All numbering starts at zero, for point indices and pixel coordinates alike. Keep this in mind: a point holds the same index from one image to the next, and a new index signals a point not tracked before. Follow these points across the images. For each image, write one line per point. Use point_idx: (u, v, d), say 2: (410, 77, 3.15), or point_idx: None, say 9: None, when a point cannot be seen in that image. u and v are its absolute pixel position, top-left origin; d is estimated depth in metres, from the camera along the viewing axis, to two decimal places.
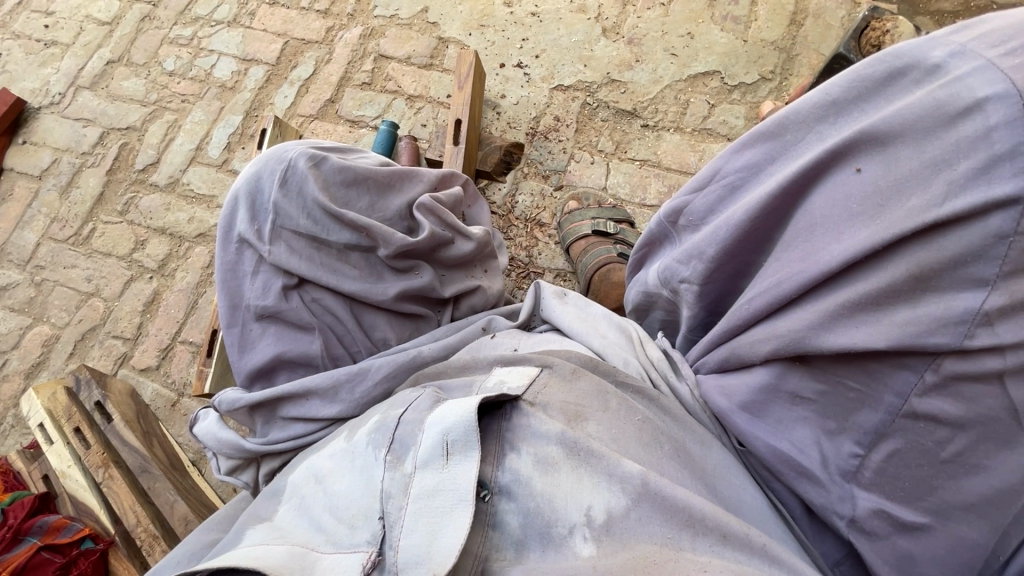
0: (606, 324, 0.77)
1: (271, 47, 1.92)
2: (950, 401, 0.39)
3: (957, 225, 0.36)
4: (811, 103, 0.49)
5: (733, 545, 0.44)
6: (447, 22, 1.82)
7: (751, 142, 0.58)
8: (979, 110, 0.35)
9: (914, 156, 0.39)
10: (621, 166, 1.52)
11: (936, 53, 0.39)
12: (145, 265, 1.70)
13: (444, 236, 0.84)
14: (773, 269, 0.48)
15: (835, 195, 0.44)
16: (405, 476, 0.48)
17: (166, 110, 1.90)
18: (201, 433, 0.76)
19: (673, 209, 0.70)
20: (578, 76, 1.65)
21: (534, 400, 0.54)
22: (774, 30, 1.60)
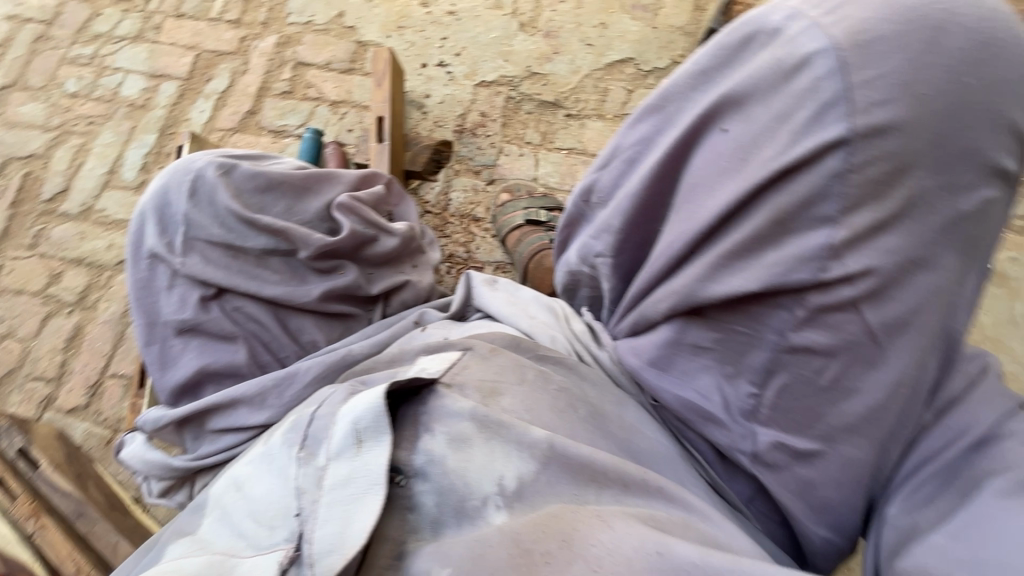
0: (535, 306, 0.79)
1: (181, 60, 1.84)
2: (821, 332, 0.46)
3: (803, 169, 0.43)
4: (683, 74, 0.55)
5: (634, 491, 0.51)
6: (365, 25, 1.81)
7: (642, 115, 0.61)
8: (808, 64, 0.43)
9: (766, 111, 0.45)
10: (550, 156, 1.56)
11: (774, 17, 0.46)
12: (62, 299, 1.60)
13: (366, 232, 0.88)
14: (669, 227, 0.54)
15: (709, 154, 0.50)
16: (318, 469, 0.51)
17: (71, 134, 1.80)
18: (127, 457, 0.80)
19: (584, 188, 0.73)
20: (500, 71, 1.67)
21: (451, 382, 0.57)
22: (680, 17, 1.69)
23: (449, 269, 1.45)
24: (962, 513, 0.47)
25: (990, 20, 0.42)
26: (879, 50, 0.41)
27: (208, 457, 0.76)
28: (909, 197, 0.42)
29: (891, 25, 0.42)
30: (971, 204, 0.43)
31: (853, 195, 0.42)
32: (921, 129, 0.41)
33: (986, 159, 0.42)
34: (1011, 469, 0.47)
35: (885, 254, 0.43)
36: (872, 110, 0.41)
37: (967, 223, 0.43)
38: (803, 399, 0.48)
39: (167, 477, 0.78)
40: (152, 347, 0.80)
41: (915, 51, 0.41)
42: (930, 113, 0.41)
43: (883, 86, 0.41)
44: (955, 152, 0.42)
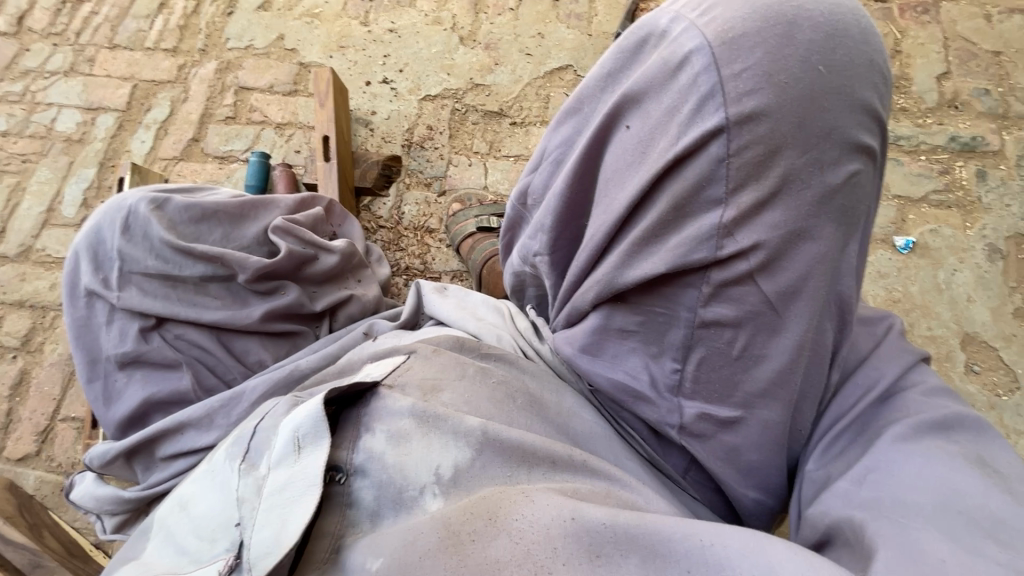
0: (484, 307, 0.89)
1: (118, 92, 1.81)
2: (726, 306, 0.53)
3: (692, 157, 0.49)
4: (592, 78, 0.61)
5: (561, 468, 0.60)
6: (306, 47, 1.81)
7: (563, 118, 0.66)
8: (688, 62, 0.49)
9: (658, 107, 0.52)
10: (498, 164, 1.60)
11: (663, 20, 0.52)
12: (5, 345, 1.54)
13: (303, 253, 1.02)
14: (591, 220, 0.60)
15: (618, 151, 0.56)
16: (260, 477, 0.58)
17: (4, 174, 1.73)
18: (79, 496, 0.88)
19: (522, 191, 0.77)
20: (443, 84, 1.70)
21: (393, 383, 0.68)
22: (613, 24, 1.75)
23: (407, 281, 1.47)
24: (866, 459, 0.54)
25: (839, 14, 0.49)
26: (744, 44, 0.47)
27: (160, 483, 0.85)
28: (784, 174, 0.48)
29: (755, 21, 0.48)
30: (839, 177, 0.49)
31: (735, 177, 0.48)
32: (788, 112, 0.47)
33: (848, 135, 0.48)
34: (909, 416, 0.55)
35: (770, 228, 0.49)
36: (742, 99, 0.47)
37: (840, 194, 0.49)
38: (719, 369, 0.56)
39: (120, 510, 0.85)
40: (94, 384, 0.91)
41: (774, 44, 0.47)
42: (794, 96, 0.47)
43: (751, 77, 0.47)
44: (821, 130, 0.47)
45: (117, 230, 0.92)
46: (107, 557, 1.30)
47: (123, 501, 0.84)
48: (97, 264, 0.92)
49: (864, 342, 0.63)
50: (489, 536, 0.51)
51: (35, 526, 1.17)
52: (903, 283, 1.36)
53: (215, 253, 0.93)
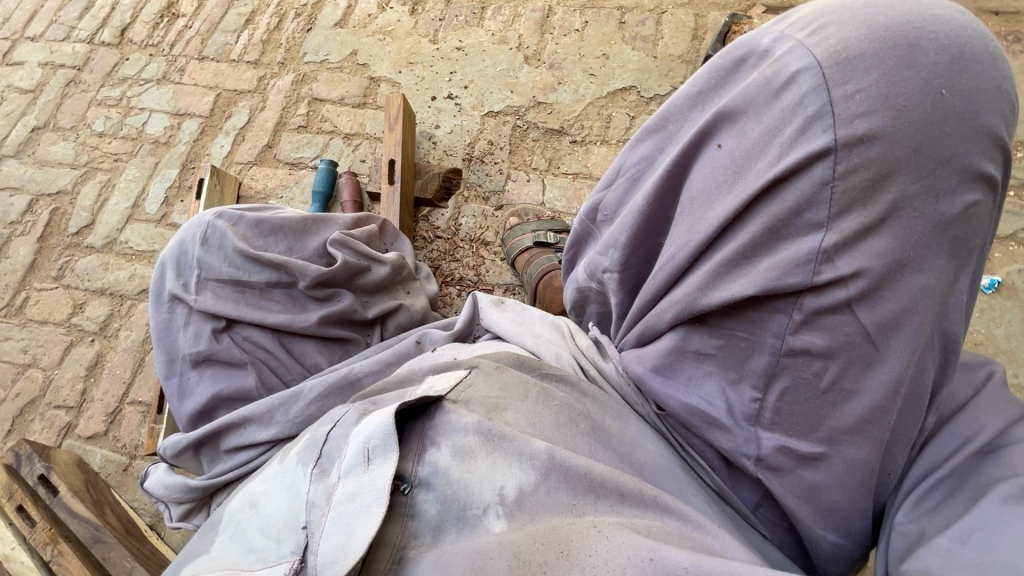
0: (541, 325, 0.96)
1: (203, 100, 1.94)
2: (819, 335, 0.55)
3: (792, 180, 0.52)
4: (682, 97, 0.67)
5: (627, 500, 0.66)
6: (377, 62, 1.89)
7: (643, 136, 0.72)
8: (795, 81, 0.53)
9: (757, 126, 0.56)
10: (557, 181, 1.61)
11: (765, 40, 0.57)
12: (85, 329, 1.65)
13: (358, 264, 1.09)
14: (674, 239, 0.66)
15: (706, 169, 0.62)
16: (330, 486, 0.66)
17: (98, 170, 1.88)
18: (151, 485, 0.94)
19: (592, 206, 0.82)
20: (506, 101, 1.73)
21: (456, 399, 0.76)
22: (679, 46, 1.72)
23: (461, 292, 1.50)
24: (968, 516, 0.52)
25: (964, 37, 0.50)
26: (859, 65, 0.50)
27: (224, 474, 0.90)
28: (894, 202, 0.49)
29: (870, 44, 0.50)
30: (955, 207, 0.49)
31: (840, 201, 0.51)
32: (902, 137, 0.48)
33: (967, 163, 0.49)
34: (1015, 473, 0.53)
35: (874, 256, 0.50)
36: (854, 121, 0.49)
37: (954, 224, 0.50)
38: (805, 402, 0.59)
39: (187, 499, 0.91)
40: (172, 380, 0.98)
41: (892, 67, 0.49)
42: (909, 122, 0.48)
43: (863, 100, 0.49)
44: (937, 157, 0.49)
45: (198, 242, 1.01)
46: (158, 538, 1.37)
47: (190, 489, 0.90)
48: (179, 272, 1.01)
49: (961, 390, 0.62)
50: (562, 567, 0.57)
51: (99, 503, 1.25)
52: (986, 325, 1.27)
53: (280, 261, 1.01)
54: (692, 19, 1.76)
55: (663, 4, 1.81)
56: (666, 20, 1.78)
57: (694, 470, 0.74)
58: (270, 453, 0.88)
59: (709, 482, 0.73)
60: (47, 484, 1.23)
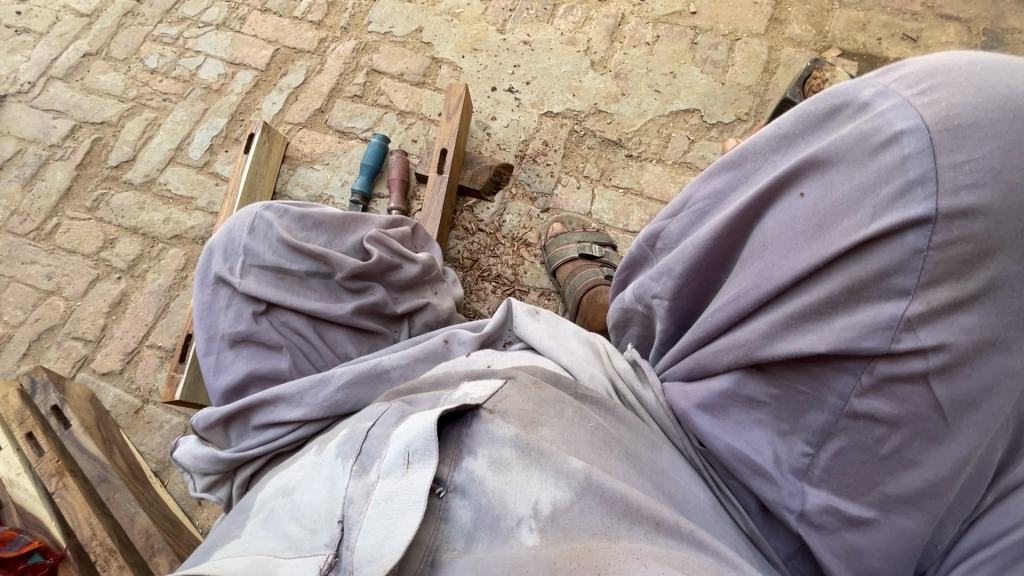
0: (576, 340, 0.98)
1: (260, 53, 1.90)
2: (885, 402, 0.55)
3: (881, 245, 0.52)
4: (765, 137, 0.67)
5: (664, 531, 0.68)
6: (441, 43, 1.86)
7: (717, 171, 0.73)
8: (896, 141, 0.52)
9: (849, 182, 0.55)
10: (606, 193, 1.59)
11: (865, 92, 0.57)
12: (113, 265, 1.64)
13: (391, 260, 1.10)
14: (739, 281, 0.66)
15: (784, 216, 0.61)
16: (368, 485, 0.70)
17: (145, 107, 1.86)
18: (180, 454, 0.93)
19: (653, 233, 0.83)
20: (567, 104, 1.71)
21: (495, 409, 0.79)
22: (749, 76, 1.69)
23: (496, 289, 1.50)
24: None
25: None
26: (971, 134, 0.49)
27: (250, 449, 0.90)
28: (990, 279, 0.49)
29: (985, 113, 0.49)
30: None
31: (932, 271, 0.49)
32: (1007, 217, 0.48)
33: None
34: None
35: (959, 332, 0.50)
36: (958, 193, 0.48)
37: None
38: (856, 466, 0.58)
39: (212, 471, 0.91)
40: (208, 357, 0.98)
41: (1009, 140, 0.48)
42: (1016, 202, 0.47)
43: (972, 171, 0.48)
44: None
45: (245, 229, 1.02)
46: (161, 487, 1.36)
47: (217, 461, 0.90)
48: (225, 254, 1.01)
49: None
50: None
51: (109, 444, 1.24)
52: None
53: (321, 252, 1.02)
54: (765, 51, 1.72)
55: (738, 31, 1.77)
56: (739, 48, 1.74)
57: (728, 513, 0.76)
58: (295, 435, 0.89)
59: (742, 526, 0.75)
60: (59, 415, 1.23)
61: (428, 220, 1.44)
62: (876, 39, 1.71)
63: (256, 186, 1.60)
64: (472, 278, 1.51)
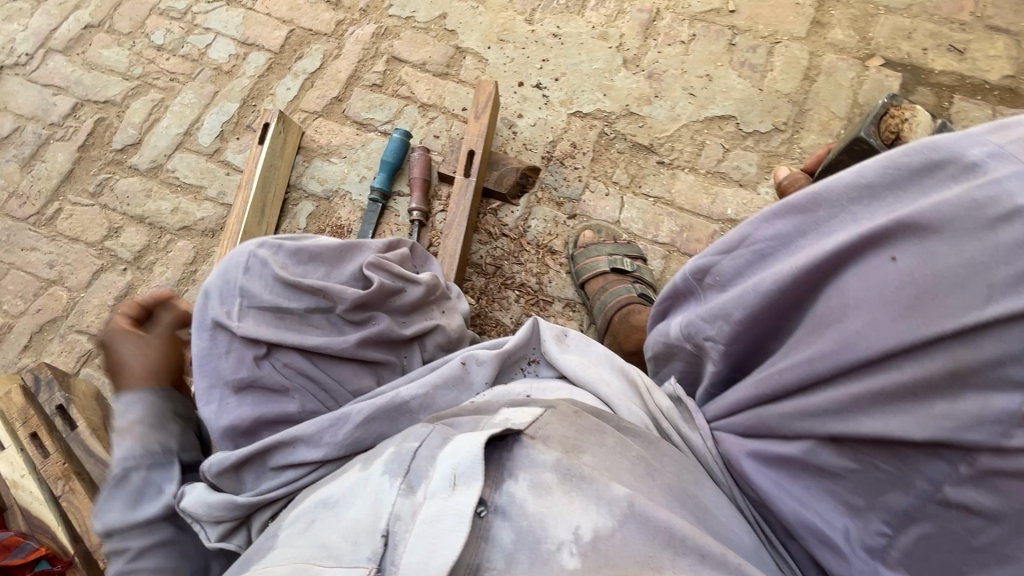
0: (608, 368, 0.94)
1: (274, 33, 1.81)
2: (983, 494, 0.51)
3: (995, 329, 0.48)
4: (844, 184, 0.62)
5: (710, 562, 0.63)
6: (466, 32, 1.77)
7: (781, 213, 0.68)
8: (1015, 218, 0.48)
9: (955, 254, 0.52)
10: (636, 202, 1.53)
11: (972, 154, 0.53)
12: (118, 256, 1.57)
13: (392, 285, 1.07)
14: (814, 342, 0.62)
15: (870, 276, 0.57)
16: (415, 503, 0.69)
17: (151, 87, 1.77)
18: (185, 505, 0.85)
19: (699, 267, 0.78)
20: (597, 104, 1.64)
21: (535, 434, 0.75)
22: (788, 83, 1.62)
23: (520, 298, 1.45)
24: None
25: None
26: None
27: (271, 492, 0.87)
28: None
29: None
30: None
31: None
32: None
33: None
34: None
35: None
36: None
37: None
38: (943, 551, 0.56)
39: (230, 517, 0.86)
40: (208, 407, 0.93)
41: None
42: None
43: None
44: None
45: (239, 270, 0.98)
46: None
47: (235, 506, 0.85)
48: (219, 297, 0.97)
49: None
50: None
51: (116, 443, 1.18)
52: None
53: (320, 286, 0.99)
54: (806, 57, 1.65)
55: (778, 34, 1.69)
56: (778, 52, 1.67)
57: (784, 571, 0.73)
58: (317, 474, 0.86)
59: None
60: (64, 415, 1.21)
61: (455, 225, 1.38)
62: (922, 49, 1.64)
63: (270, 179, 1.53)
64: (495, 286, 1.46)
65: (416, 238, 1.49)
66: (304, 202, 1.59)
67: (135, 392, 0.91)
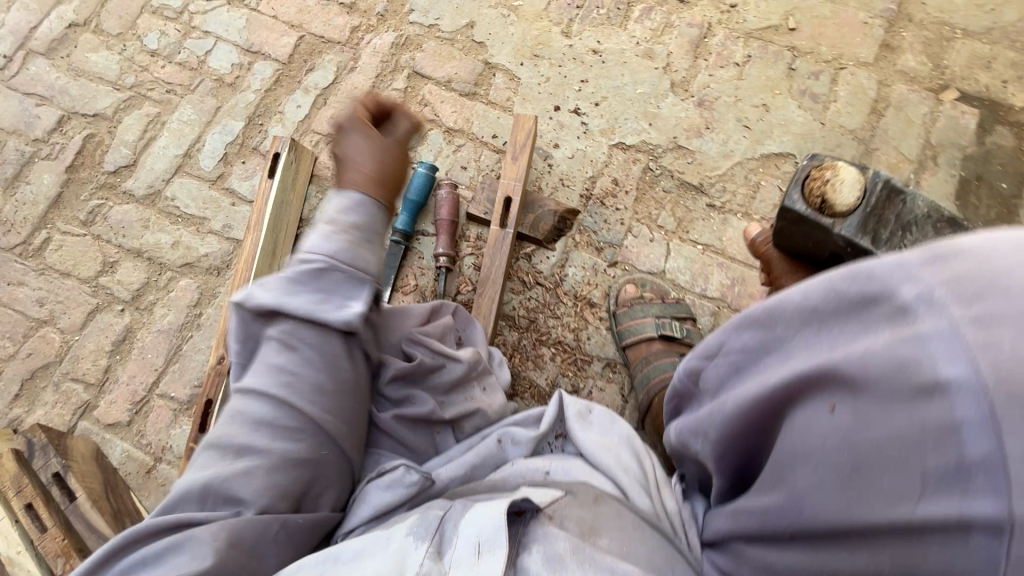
0: (627, 452, 0.92)
1: (282, 40, 1.63)
2: None
3: (932, 535, 0.36)
4: (791, 302, 0.51)
5: None
6: (496, 44, 1.59)
7: (745, 324, 0.57)
8: (945, 393, 0.36)
9: (887, 425, 0.40)
10: (683, 250, 1.40)
11: (906, 290, 0.40)
12: (114, 295, 1.43)
13: (432, 361, 1.02)
14: (776, 488, 0.52)
15: (815, 428, 0.47)
16: (441, 569, 0.63)
17: (146, 98, 1.59)
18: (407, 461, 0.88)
19: (688, 368, 0.68)
20: (642, 135, 1.49)
21: (552, 514, 0.71)
22: (854, 117, 1.47)
23: (557, 356, 1.33)
24: None
25: None
26: None
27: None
28: None
29: None
30: None
31: None
32: None
33: None
34: None
35: None
36: None
37: None
38: None
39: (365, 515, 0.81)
40: None
41: None
42: None
43: None
44: None
45: None
46: None
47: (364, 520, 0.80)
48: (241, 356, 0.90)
49: None
50: None
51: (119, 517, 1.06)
52: None
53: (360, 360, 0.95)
54: (873, 87, 1.49)
55: (843, 58, 1.53)
56: (843, 80, 1.51)
57: None
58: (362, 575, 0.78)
59: None
60: (61, 484, 1.06)
61: (489, 283, 1.27)
62: (1002, 81, 1.49)
63: (282, 215, 1.38)
64: (529, 342, 1.34)
65: (443, 286, 1.36)
66: None
67: (356, 191, 0.87)
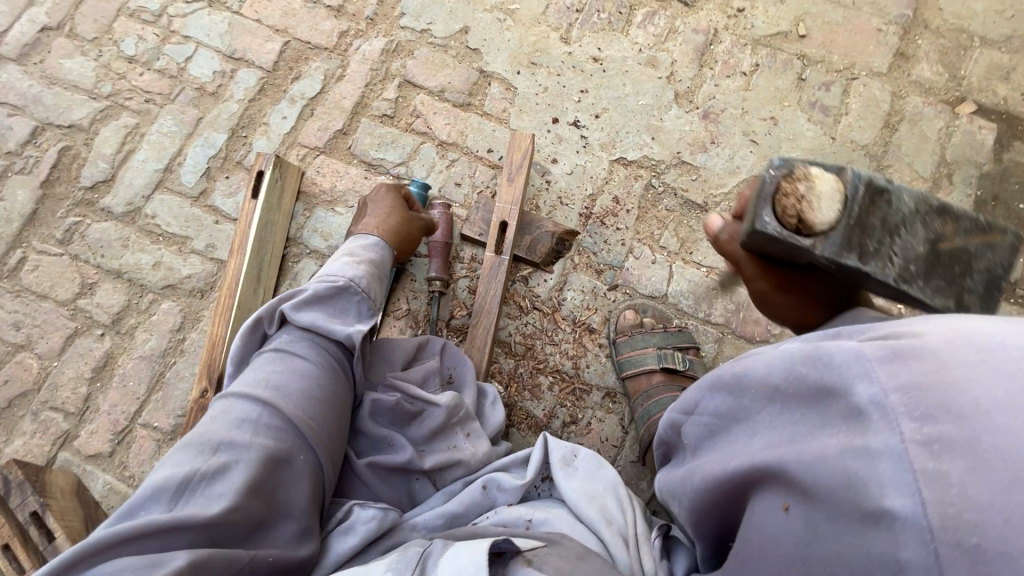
0: (612, 502, 0.88)
1: (266, 46, 1.54)
2: None
3: None
4: (760, 379, 0.54)
5: None
6: (491, 51, 1.51)
7: (721, 390, 0.60)
8: (886, 521, 0.38)
9: (835, 535, 0.42)
10: (686, 272, 1.35)
11: (861, 396, 0.42)
12: (94, 318, 1.38)
13: (409, 406, 1.00)
14: (735, 564, 0.55)
15: (773, 518, 0.49)
16: None
17: (123, 108, 1.51)
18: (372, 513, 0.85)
19: (674, 421, 0.71)
20: (644, 150, 1.42)
21: (531, 560, 0.70)
22: (867, 131, 1.41)
23: (555, 385, 1.28)
24: None
25: None
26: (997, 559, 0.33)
27: None
28: None
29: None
30: None
31: None
32: None
33: None
34: None
35: None
36: None
37: None
38: None
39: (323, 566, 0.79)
40: None
41: None
42: None
43: None
44: None
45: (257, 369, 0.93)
46: None
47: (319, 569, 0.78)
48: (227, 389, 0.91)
49: None
50: None
51: None
52: None
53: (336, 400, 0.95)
54: (887, 99, 1.42)
55: (856, 67, 1.46)
56: (855, 91, 1.44)
57: None
58: None
59: None
60: (40, 524, 0.97)
61: (485, 311, 1.23)
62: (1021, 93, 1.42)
63: (267, 237, 1.32)
64: (525, 370, 1.29)
65: (436, 311, 1.30)
66: (306, 259, 1.39)
67: None
